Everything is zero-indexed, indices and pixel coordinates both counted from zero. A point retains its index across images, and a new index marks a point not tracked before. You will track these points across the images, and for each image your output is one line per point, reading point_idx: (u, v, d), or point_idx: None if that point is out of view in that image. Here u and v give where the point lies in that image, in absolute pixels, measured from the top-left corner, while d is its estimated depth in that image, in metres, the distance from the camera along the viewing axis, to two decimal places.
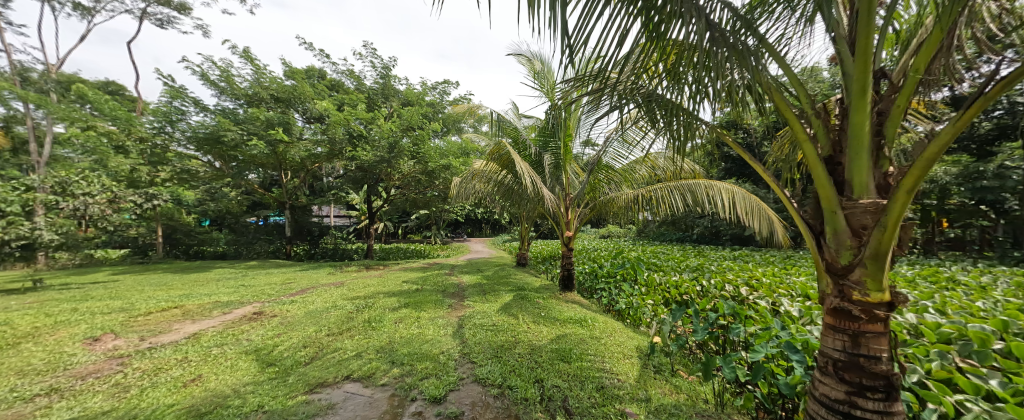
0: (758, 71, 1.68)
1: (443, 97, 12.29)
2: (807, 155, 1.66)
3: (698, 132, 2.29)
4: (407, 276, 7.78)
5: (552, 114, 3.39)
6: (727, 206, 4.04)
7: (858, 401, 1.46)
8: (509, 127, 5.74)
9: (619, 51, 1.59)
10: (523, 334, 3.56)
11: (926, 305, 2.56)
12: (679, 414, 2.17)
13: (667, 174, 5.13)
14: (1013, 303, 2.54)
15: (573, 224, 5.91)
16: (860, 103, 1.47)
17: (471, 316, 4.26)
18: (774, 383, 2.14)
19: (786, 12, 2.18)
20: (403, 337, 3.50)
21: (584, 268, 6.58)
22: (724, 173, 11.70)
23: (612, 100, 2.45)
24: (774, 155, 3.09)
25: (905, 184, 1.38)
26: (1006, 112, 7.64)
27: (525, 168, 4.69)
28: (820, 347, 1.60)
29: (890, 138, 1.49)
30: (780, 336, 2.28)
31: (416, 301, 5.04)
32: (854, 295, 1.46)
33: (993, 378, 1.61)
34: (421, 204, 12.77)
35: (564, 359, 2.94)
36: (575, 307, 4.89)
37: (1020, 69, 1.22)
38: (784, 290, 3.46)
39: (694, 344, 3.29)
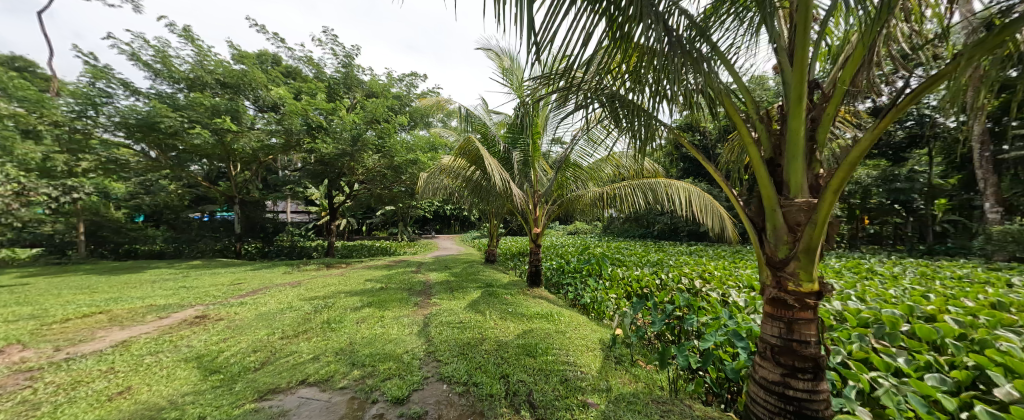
0: (710, 77, 1.79)
1: (410, 90, 11.95)
2: (752, 157, 1.79)
3: (658, 133, 2.39)
4: (371, 274, 7.52)
5: (520, 110, 3.40)
6: (684, 204, 4.27)
7: (792, 382, 1.60)
8: (477, 123, 5.66)
9: (584, 51, 1.62)
10: (490, 331, 3.56)
11: (850, 293, 2.87)
12: (636, 402, 2.27)
13: (631, 172, 5.33)
14: (917, 290, 2.92)
15: (540, 221, 5.99)
16: (797, 109, 1.61)
17: (437, 314, 4.19)
18: (721, 368, 2.30)
19: (736, 23, 2.33)
20: (366, 337, 3.38)
21: (551, 264, 6.70)
22: (682, 173, 12.37)
23: (578, 99, 2.49)
24: (726, 157, 3.30)
25: (833, 185, 1.52)
26: (916, 122, 8.72)
27: (494, 165, 4.63)
28: (760, 334, 1.74)
29: (822, 142, 1.64)
30: (727, 325, 2.45)
31: (380, 300, 4.89)
32: (789, 286, 1.60)
33: (900, 356, 1.83)
34: (387, 200, 12.37)
35: (530, 354, 2.97)
36: (542, 303, 4.96)
37: (925, 84, 1.38)
38: (733, 282, 3.73)
39: (653, 335, 3.46)
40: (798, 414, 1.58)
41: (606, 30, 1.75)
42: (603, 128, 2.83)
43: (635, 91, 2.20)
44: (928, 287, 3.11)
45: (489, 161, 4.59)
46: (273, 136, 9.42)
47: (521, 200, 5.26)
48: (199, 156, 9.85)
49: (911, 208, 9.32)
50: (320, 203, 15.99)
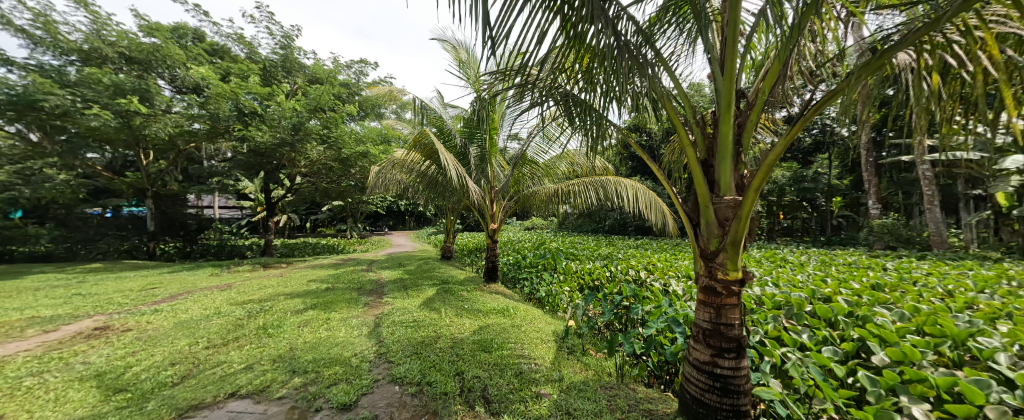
0: (654, 81, 1.89)
1: (359, 78, 11.26)
2: (689, 157, 1.94)
3: (608, 133, 2.49)
4: (316, 274, 7.01)
5: (477, 105, 3.37)
6: (632, 200, 4.53)
7: (719, 361, 1.78)
8: (433, 116, 5.49)
9: (538, 49, 1.63)
10: (446, 328, 3.50)
11: (768, 280, 3.25)
12: (586, 389, 2.38)
13: (584, 170, 5.54)
14: (818, 276, 3.40)
15: (497, 217, 6.00)
16: (726, 115, 1.76)
17: (389, 313, 4.02)
18: (662, 352, 2.49)
19: (676, 33, 2.50)
20: (309, 342, 3.14)
21: (508, 260, 6.77)
22: (630, 171, 13.14)
23: (533, 97, 2.52)
24: (668, 158, 3.54)
25: (755, 184, 1.70)
26: (819, 131, 10.11)
27: (450, 159, 4.50)
28: (694, 320, 1.90)
29: (746, 146, 1.82)
30: (667, 313, 2.65)
31: (326, 301, 4.59)
32: (719, 274, 1.77)
33: (804, 333, 2.11)
34: (334, 194, 11.61)
35: (486, 350, 2.98)
36: (498, 298, 4.98)
37: (827, 98, 1.58)
38: (673, 272, 4.06)
39: (602, 325, 3.64)
40: (723, 389, 1.77)
41: (560, 29, 1.78)
42: (558, 126, 2.89)
43: (587, 91, 2.26)
44: (827, 273, 3.64)
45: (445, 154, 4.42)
46: (196, 122, 8.32)
47: (478, 196, 5.21)
48: (100, 141, 8.43)
49: (816, 205, 10.83)
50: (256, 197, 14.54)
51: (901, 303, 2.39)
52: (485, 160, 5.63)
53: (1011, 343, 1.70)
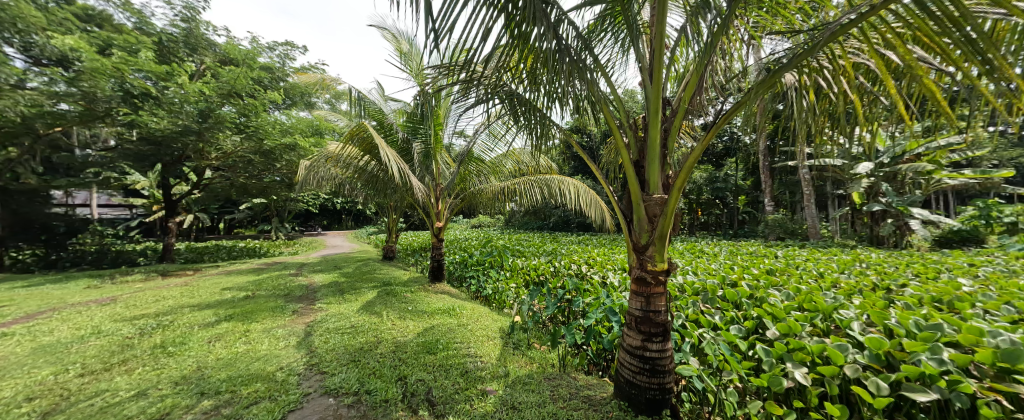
0: (592, 86, 1.99)
1: (285, 62, 10.16)
2: (623, 158, 2.08)
3: (551, 133, 2.56)
4: (231, 281, 6.16)
5: (421, 101, 3.25)
6: (574, 198, 4.75)
7: (649, 345, 1.95)
8: (372, 109, 5.16)
9: (482, 46, 1.61)
10: (389, 332, 3.34)
11: (689, 269, 3.64)
12: (530, 382, 2.44)
13: (529, 168, 5.66)
14: (728, 264, 3.90)
15: (442, 215, 5.83)
16: (654, 120, 1.92)
17: (323, 320, 3.71)
18: (600, 341, 2.66)
19: (611, 41, 2.67)
20: (222, 359, 2.76)
21: (454, 258, 6.65)
22: (573, 170, 13.80)
23: (479, 94, 2.50)
24: (606, 158, 3.78)
25: (678, 183, 1.88)
26: (729, 138, 11.60)
27: (392, 154, 4.25)
28: (627, 308, 2.04)
29: (671, 149, 2.01)
30: (605, 303, 2.83)
31: (246, 310, 4.08)
32: (648, 266, 1.93)
33: (717, 315, 2.40)
34: (256, 191, 10.35)
35: (432, 351, 2.90)
36: (444, 298, 4.86)
37: (735, 109, 1.80)
38: (611, 265, 4.34)
39: (547, 318, 3.75)
40: (652, 370, 1.94)
41: (504, 27, 1.78)
42: (503, 124, 2.91)
43: (531, 91, 2.31)
44: (734, 261, 4.21)
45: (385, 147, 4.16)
46: (63, 102, 6.72)
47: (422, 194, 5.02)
48: None
49: (726, 202, 12.44)
50: (153, 194, 12.35)
51: (788, 284, 2.86)
52: (430, 157, 5.48)
53: (861, 313, 2.12)
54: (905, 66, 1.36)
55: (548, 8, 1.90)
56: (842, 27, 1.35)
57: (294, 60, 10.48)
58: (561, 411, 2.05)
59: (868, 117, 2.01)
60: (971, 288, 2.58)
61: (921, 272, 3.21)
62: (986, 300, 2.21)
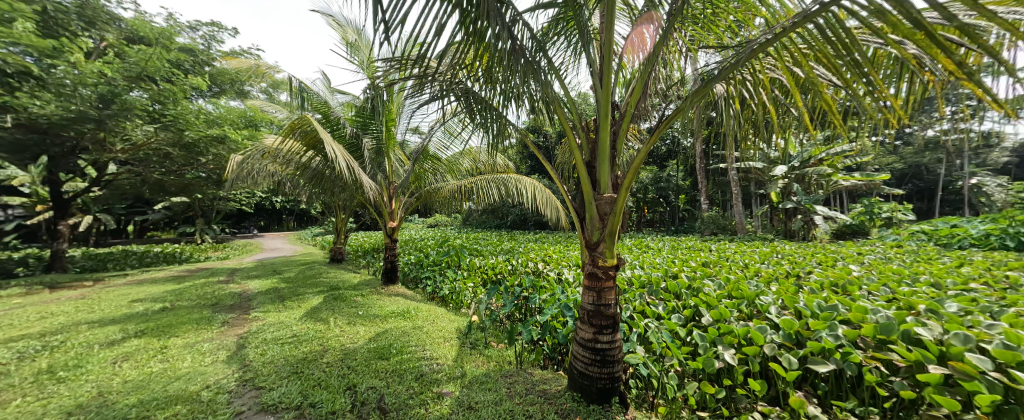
0: (546, 87, 2.03)
1: (211, 45, 9.10)
2: (577, 159, 2.15)
3: (508, 132, 2.56)
4: (145, 292, 5.38)
5: (371, 95, 3.09)
6: (530, 197, 4.85)
7: (600, 336, 2.03)
8: (316, 101, 4.80)
9: (437, 42, 1.56)
10: (337, 340, 3.14)
11: (637, 264, 3.88)
12: (487, 381, 2.43)
13: (486, 167, 5.66)
14: (671, 258, 4.23)
15: (396, 214, 5.58)
16: (604, 122, 2.00)
17: (260, 330, 3.39)
18: (555, 336, 2.73)
19: (564, 45, 2.74)
20: (131, 381, 2.39)
21: (409, 259, 6.43)
22: (529, 170, 14.05)
23: (434, 90, 2.44)
24: (560, 158, 3.88)
25: (626, 183, 1.99)
26: (670, 142, 12.57)
27: (339, 150, 3.96)
28: (580, 303, 2.12)
29: (620, 150, 2.11)
30: (560, 299, 2.91)
31: (165, 324, 3.59)
32: (599, 261, 2.02)
33: (661, 306, 2.58)
34: (176, 188, 9.14)
35: (385, 356, 2.78)
36: (398, 300, 4.67)
37: (675, 115, 1.94)
38: (566, 262, 4.49)
39: (504, 317, 3.76)
40: (602, 361, 2.04)
41: (459, 23, 1.75)
42: (459, 122, 2.87)
43: (486, 90, 2.29)
44: (675, 255, 4.57)
45: (331, 142, 3.89)
46: None
47: (374, 192, 4.77)
48: None
49: (669, 201, 13.48)
50: (36, 191, 10.34)
51: (720, 275, 3.16)
52: (382, 154, 5.25)
53: (778, 298, 2.41)
54: (809, 82, 1.56)
55: (503, 7, 1.90)
56: (761, 45, 1.51)
57: (221, 43, 9.39)
58: (516, 408, 2.07)
59: (783, 126, 2.29)
60: (858, 273, 3.07)
61: (822, 261, 3.75)
62: (869, 282, 2.64)
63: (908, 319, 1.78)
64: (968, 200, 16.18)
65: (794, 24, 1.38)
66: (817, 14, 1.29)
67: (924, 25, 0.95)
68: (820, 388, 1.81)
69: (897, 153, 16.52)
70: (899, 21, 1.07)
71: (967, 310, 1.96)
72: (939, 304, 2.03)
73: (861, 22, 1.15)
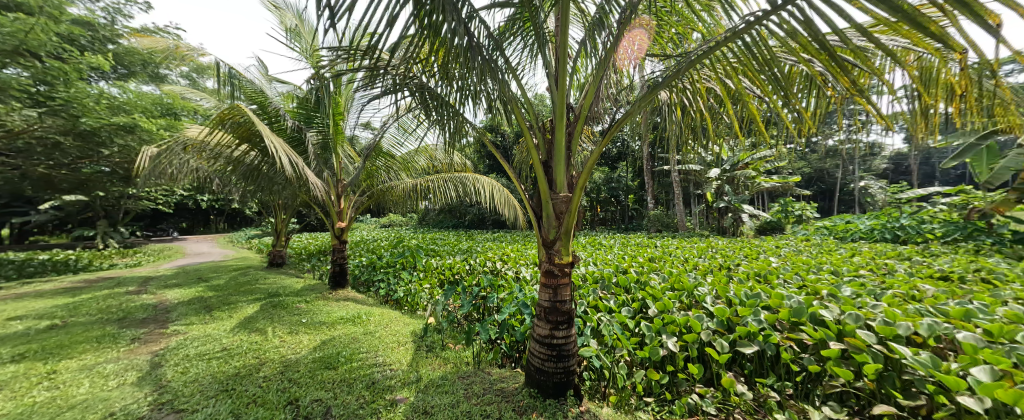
0: (503, 86, 2.02)
1: (117, 19, 7.86)
2: (534, 158, 2.17)
3: (465, 130, 2.51)
4: (26, 308, 4.48)
5: (316, 87, 2.87)
6: (487, 196, 4.85)
7: (556, 332, 2.08)
8: (250, 89, 4.34)
9: (390, 34, 1.49)
10: (276, 351, 2.87)
11: (591, 261, 4.03)
12: (444, 384, 2.38)
13: (443, 165, 5.55)
14: (622, 254, 4.46)
15: (345, 214, 5.24)
16: (559, 123, 2.04)
17: (181, 346, 2.99)
18: (513, 334, 2.75)
19: (521, 45, 2.76)
20: (4, 416, 1.98)
21: (360, 261, 6.09)
22: (487, 169, 14.06)
23: (387, 84, 2.32)
24: (518, 157, 3.92)
25: (581, 182, 2.06)
26: (620, 145, 13.33)
27: (278, 143, 3.60)
28: (537, 300, 2.14)
29: (574, 151, 2.17)
30: (517, 297, 2.95)
31: (54, 344, 3.03)
32: (555, 259, 2.07)
33: (614, 301, 2.70)
34: (71, 184, 7.76)
35: (332, 366, 2.61)
36: (347, 305, 4.39)
37: (625, 118, 2.03)
38: (524, 260, 4.56)
39: (461, 317, 3.70)
40: (559, 356, 2.08)
41: (413, 15, 1.67)
42: (413, 118, 2.77)
43: (443, 86, 2.23)
44: (625, 251, 4.85)
45: (270, 134, 3.55)
46: None
47: (321, 190, 4.46)
48: None
49: (620, 200, 14.27)
50: None
51: (664, 269, 3.40)
52: (329, 149, 4.92)
53: (713, 289, 2.65)
54: (738, 93, 1.73)
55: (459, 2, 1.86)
56: (699, 57, 1.64)
57: (130, 18, 8.15)
58: (474, 409, 2.05)
59: (717, 133, 2.52)
60: (777, 264, 3.48)
61: (749, 254, 4.20)
62: (784, 272, 3.00)
63: (814, 303, 2.05)
64: (857, 199, 19.21)
65: (729, 40, 1.52)
66: (747, 30, 1.42)
67: (828, 47, 1.10)
68: (746, 368, 2.03)
69: (806, 159, 19.08)
70: (809, 42, 1.22)
71: (858, 294, 2.31)
72: (837, 290, 2.37)
73: (780, 41, 1.29)
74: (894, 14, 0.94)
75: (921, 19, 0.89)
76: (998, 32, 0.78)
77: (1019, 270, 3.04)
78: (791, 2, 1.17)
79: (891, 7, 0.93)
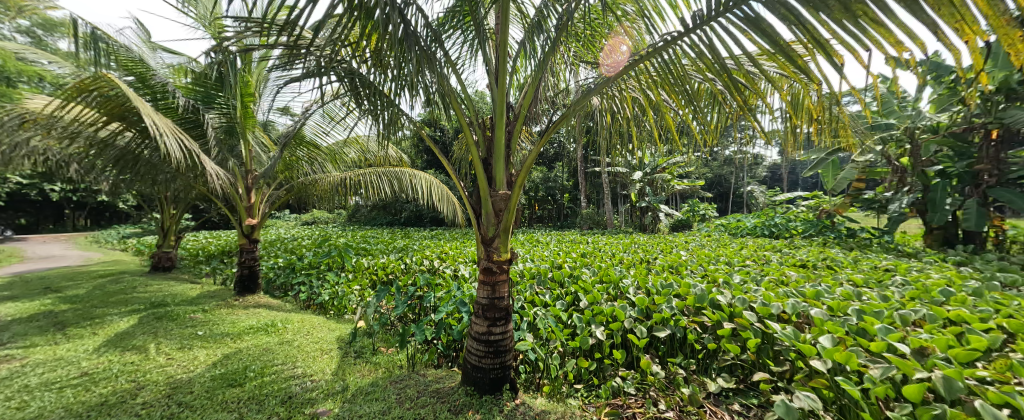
0: (441, 79, 1.95)
1: None
2: (473, 155, 2.14)
3: (400, 123, 2.38)
4: None
5: (218, 64, 2.48)
6: (425, 192, 4.69)
7: (494, 329, 2.08)
8: (127, 57, 3.54)
9: (313, 9, 1.32)
10: (161, 372, 2.40)
11: (528, 258, 4.14)
12: (374, 391, 2.23)
13: (376, 159, 5.21)
14: (557, 251, 4.68)
15: (257, 209, 4.59)
16: (499, 121, 2.04)
17: (18, 374, 2.33)
18: (450, 333, 2.69)
19: (461, 39, 2.70)
20: None
21: (276, 262, 5.41)
22: (425, 164, 13.62)
23: (309, 65, 2.09)
24: (458, 154, 3.84)
25: (519, 181, 2.09)
26: (557, 146, 13.97)
27: (166, 124, 3.00)
28: (475, 298, 2.13)
29: (513, 150, 2.19)
30: (455, 296, 2.90)
31: None
32: (493, 256, 2.07)
33: (550, 296, 2.80)
34: None
35: (237, 383, 2.27)
36: (258, 313, 3.87)
37: (562, 120, 2.12)
38: (462, 258, 4.52)
39: (396, 319, 3.53)
40: (495, 352, 2.09)
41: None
42: (342, 106, 2.54)
43: (376, 74, 2.07)
44: (559, 248, 5.11)
45: (151, 112, 2.91)
46: None
47: (224, 182, 3.85)
48: None
49: (556, 199, 14.96)
50: None
51: (594, 265, 3.64)
52: (236, 134, 4.27)
53: (634, 281, 2.92)
54: (659, 106, 1.93)
55: None
56: (626, 68, 1.79)
57: None
58: (407, 413, 1.96)
59: (639, 139, 2.77)
60: (685, 257, 3.98)
61: (664, 249, 4.73)
62: (691, 265, 3.43)
63: (713, 290, 2.38)
64: (744, 201, 22.97)
65: (651, 55, 1.67)
66: (666, 48, 1.58)
67: (728, 69, 1.27)
68: (660, 349, 2.27)
69: (708, 167, 22.21)
70: (713, 64, 1.39)
71: (745, 281, 2.75)
72: (730, 278, 2.79)
73: (694, 60, 1.45)
74: (773, 47, 1.12)
75: (793, 52, 1.09)
76: (841, 69, 0.98)
77: (849, 258, 3.92)
78: (700, 27, 1.32)
79: (772, 41, 1.12)
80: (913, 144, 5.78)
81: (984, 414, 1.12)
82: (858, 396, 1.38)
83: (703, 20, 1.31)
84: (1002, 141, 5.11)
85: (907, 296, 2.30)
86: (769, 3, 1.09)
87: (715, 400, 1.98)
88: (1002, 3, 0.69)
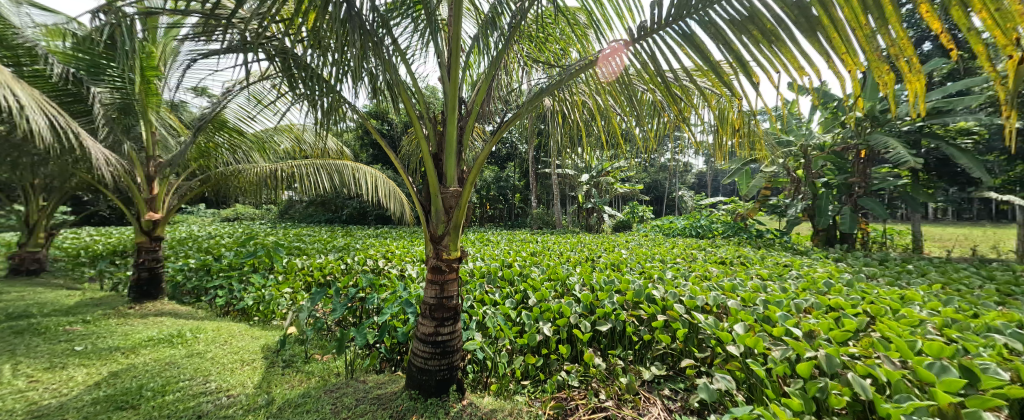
0: (388, 67, 1.84)
1: None
2: (423, 150, 2.05)
3: (342, 112, 2.19)
4: None
5: (109, 28, 2.07)
6: (370, 188, 4.42)
7: (441, 329, 2.02)
8: None
9: None
10: (20, 398, 1.93)
11: (478, 257, 4.11)
12: (305, 403, 2.04)
13: (313, 150, 4.78)
14: (507, 250, 4.69)
15: (161, 202, 3.93)
16: (451, 115, 1.98)
17: None
18: (394, 336, 2.56)
19: (411, 28, 2.57)
20: None
21: (186, 263, 4.70)
22: (371, 159, 12.87)
23: (234, 39, 1.84)
24: (407, 148, 3.67)
25: (470, 178, 2.04)
26: (509, 146, 14.09)
27: (33, 95, 2.43)
28: (421, 298, 2.04)
29: (465, 146, 2.14)
30: (401, 296, 2.77)
31: None
32: (443, 254, 2.00)
33: (501, 295, 2.79)
34: None
35: (128, 405, 1.91)
36: (161, 322, 3.33)
37: (515, 119, 2.12)
38: (410, 257, 4.34)
39: (334, 323, 3.28)
40: (443, 353, 2.03)
41: None
42: (272, 88, 2.28)
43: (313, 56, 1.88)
44: (510, 247, 5.15)
45: (10, 78, 2.32)
46: None
47: (115, 168, 3.23)
48: None
49: (507, 199, 15.09)
50: None
51: (543, 263, 3.71)
52: (134, 114, 3.62)
53: (580, 278, 3.04)
54: (606, 110, 2.01)
55: None
56: (577, 71, 1.84)
57: None
58: None
59: (588, 143, 2.88)
60: (626, 256, 4.25)
61: (607, 248, 5.01)
62: (632, 263, 3.66)
63: (649, 286, 2.56)
64: (675, 204, 25.45)
65: (602, 62, 1.73)
66: (613, 56, 1.65)
67: (668, 81, 1.37)
68: (603, 343, 2.39)
69: (647, 172, 24.09)
70: (655, 75, 1.49)
71: (677, 277, 3.00)
72: (664, 274, 3.03)
73: (642, 70, 1.53)
74: (705, 65, 1.22)
75: (722, 70, 1.20)
76: (757, 87, 1.11)
77: (758, 256, 4.51)
78: (643, 39, 1.41)
79: (704, 58, 1.22)
80: (807, 159, 6.83)
81: (854, 384, 1.35)
82: (763, 375, 1.59)
83: (647, 32, 1.40)
84: (868, 159, 6.46)
85: (800, 287, 2.70)
86: (704, 23, 1.19)
87: (648, 387, 2.13)
88: (876, 41, 0.82)
